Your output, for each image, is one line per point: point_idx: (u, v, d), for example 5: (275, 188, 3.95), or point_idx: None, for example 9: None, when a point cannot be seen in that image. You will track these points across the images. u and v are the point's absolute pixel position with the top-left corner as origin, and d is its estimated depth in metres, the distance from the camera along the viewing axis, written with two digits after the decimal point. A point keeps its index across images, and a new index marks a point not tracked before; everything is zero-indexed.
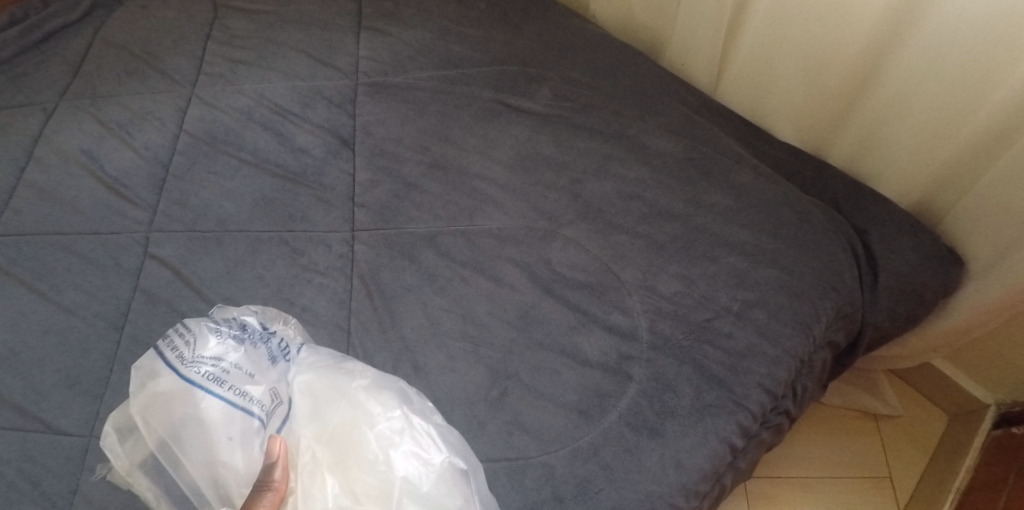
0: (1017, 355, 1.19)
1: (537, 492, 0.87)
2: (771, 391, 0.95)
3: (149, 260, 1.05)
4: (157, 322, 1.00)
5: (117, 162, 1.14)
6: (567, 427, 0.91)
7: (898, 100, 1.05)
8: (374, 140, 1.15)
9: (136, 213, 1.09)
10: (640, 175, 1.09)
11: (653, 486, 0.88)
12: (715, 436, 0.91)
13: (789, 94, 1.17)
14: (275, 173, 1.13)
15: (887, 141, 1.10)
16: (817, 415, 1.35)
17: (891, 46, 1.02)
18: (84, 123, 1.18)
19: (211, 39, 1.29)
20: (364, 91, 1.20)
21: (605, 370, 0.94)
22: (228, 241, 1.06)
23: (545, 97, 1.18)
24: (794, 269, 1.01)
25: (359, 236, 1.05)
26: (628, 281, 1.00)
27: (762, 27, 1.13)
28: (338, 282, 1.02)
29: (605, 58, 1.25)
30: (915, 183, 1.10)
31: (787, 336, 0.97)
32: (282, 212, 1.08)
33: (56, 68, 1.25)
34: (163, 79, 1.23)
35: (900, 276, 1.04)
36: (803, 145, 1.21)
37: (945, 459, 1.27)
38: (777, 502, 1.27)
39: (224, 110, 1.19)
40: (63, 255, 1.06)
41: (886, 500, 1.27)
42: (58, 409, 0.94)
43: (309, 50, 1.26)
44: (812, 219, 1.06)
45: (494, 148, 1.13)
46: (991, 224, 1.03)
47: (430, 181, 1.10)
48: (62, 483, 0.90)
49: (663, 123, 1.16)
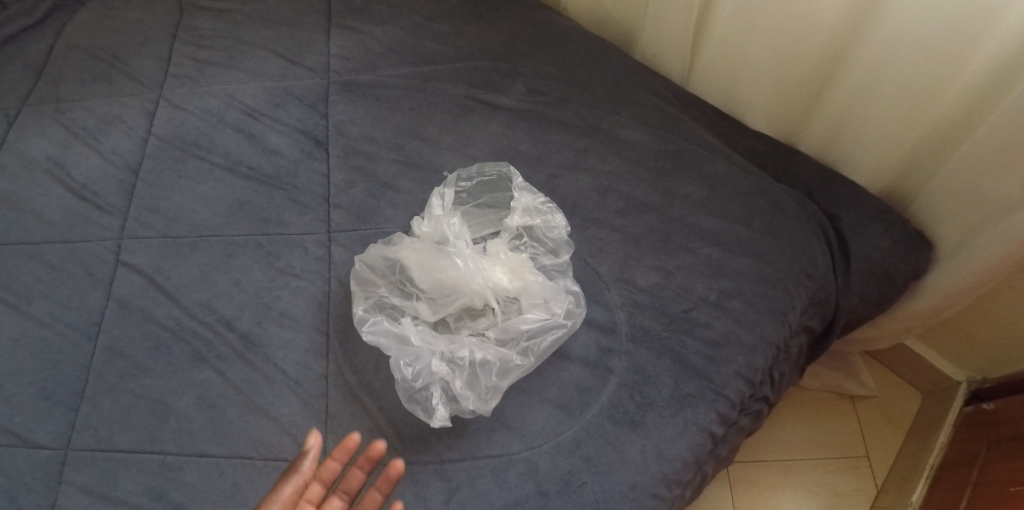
0: (987, 332, 1.21)
1: (521, 488, 0.88)
2: (749, 379, 0.96)
3: (121, 268, 1.03)
4: (131, 331, 0.98)
5: (85, 168, 1.12)
6: (549, 422, 0.91)
7: (865, 86, 1.06)
8: (347, 139, 1.14)
9: (107, 220, 1.07)
10: (615, 169, 1.10)
11: (636, 477, 0.89)
12: (696, 426, 0.92)
13: (758, 83, 1.17)
14: (248, 175, 1.11)
15: (856, 128, 1.11)
16: (795, 399, 1.37)
17: (857, 32, 1.03)
18: (50, 129, 1.15)
19: (178, 40, 1.27)
20: (336, 90, 1.19)
21: (585, 364, 0.95)
22: (202, 246, 1.05)
23: (519, 93, 1.18)
24: (769, 257, 1.03)
25: (335, 238, 1.05)
26: (606, 275, 1.01)
27: (729, 18, 1.13)
28: (315, 285, 1.01)
29: (579, 50, 1.25)
30: (885, 168, 1.11)
31: (763, 324, 0.98)
32: (257, 215, 1.07)
33: (17, 73, 1.23)
34: (130, 82, 1.21)
35: (871, 261, 1.05)
36: (774, 133, 1.22)
37: (920, 436, 1.30)
38: (759, 486, 1.30)
39: (193, 112, 1.17)
40: (32, 266, 1.04)
41: (864, 479, 1.30)
42: (34, 422, 0.93)
43: (278, 49, 1.24)
44: (786, 207, 1.07)
45: (469, 145, 1.13)
46: (959, 206, 1.05)
47: (406, 179, 1.10)
48: (40, 497, 0.89)
49: (637, 114, 1.16)
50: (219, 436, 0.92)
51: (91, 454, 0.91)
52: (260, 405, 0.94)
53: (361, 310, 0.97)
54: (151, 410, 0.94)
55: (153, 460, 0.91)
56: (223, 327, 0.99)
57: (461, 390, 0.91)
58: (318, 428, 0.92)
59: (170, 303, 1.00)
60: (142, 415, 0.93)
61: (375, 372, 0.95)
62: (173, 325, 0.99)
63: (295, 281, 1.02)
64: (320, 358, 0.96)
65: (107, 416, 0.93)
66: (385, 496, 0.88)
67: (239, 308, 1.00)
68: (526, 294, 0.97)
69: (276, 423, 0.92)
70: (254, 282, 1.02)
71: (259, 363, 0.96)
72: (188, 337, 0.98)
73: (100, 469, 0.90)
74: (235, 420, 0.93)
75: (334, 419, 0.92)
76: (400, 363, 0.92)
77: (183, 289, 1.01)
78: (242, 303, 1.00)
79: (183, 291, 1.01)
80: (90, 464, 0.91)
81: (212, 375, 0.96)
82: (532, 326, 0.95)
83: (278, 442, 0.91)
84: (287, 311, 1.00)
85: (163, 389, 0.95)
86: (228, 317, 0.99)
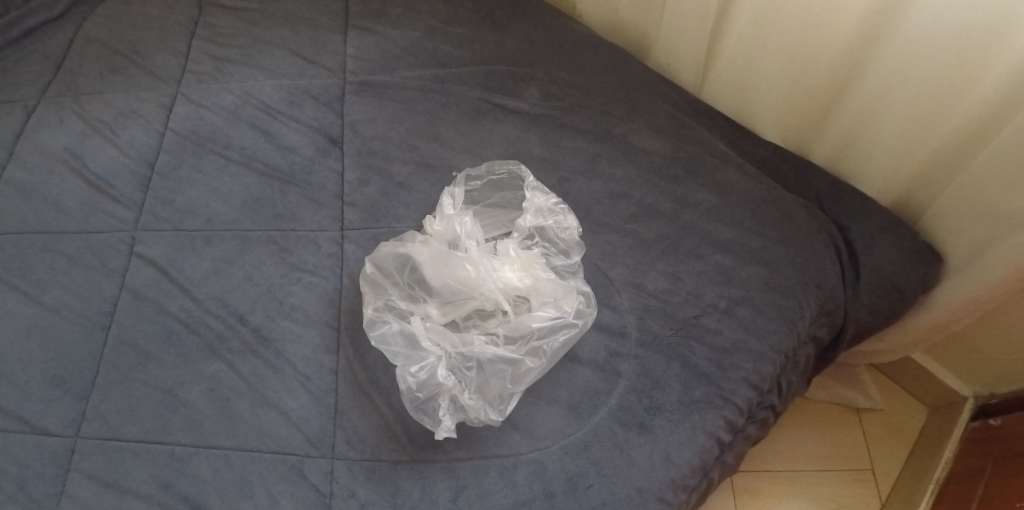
0: (994, 348, 1.22)
1: (528, 488, 0.88)
2: (757, 386, 0.96)
3: (135, 260, 1.04)
4: (143, 322, 0.99)
5: (101, 160, 1.13)
6: (558, 423, 0.92)
7: (878, 99, 1.07)
8: (362, 139, 1.15)
9: (122, 212, 1.08)
10: (627, 175, 1.10)
11: (643, 480, 0.89)
12: (703, 432, 0.93)
13: (771, 93, 1.18)
14: (264, 171, 1.12)
15: (868, 140, 1.12)
16: (800, 409, 1.37)
17: (871, 46, 1.04)
18: (68, 121, 1.17)
19: (197, 37, 1.28)
20: (352, 90, 1.20)
21: (594, 367, 0.95)
22: (216, 240, 1.06)
23: (533, 97, 1.19)
24: (779, 266, 1.03)
25: (348, 235, 1.05)
26: (617, 279, 1.02)
27: (744, 28, 1.14)
28: (327, 281, 1.02)
29: (593, 56, 1.25)
30: (896, 180, 1.12)
31: (772, 332, 0.99)
32: (271, 211, 1.08)
33: (37, 66, 1.24)
34: (148, 77, 1.22)
35: (880, 272, 1.06)
36: (786, 143, 1.23)
37: (924, 451, 1.30)
38: (763, 496, 1.30)
39: (210, 108, 1.18)
40: (47, 255, 1.05)
41: (869, 492, 1.30)
42: (44, 409, 0.94)
43: (295, 48, 1.25)
44: (796, 216, 1.07)
45: (482, 147, 1.14)
46: (970, 221, 1.05)
47: (419, 180, 1.11)
48: (48, 485, 0.89)
49: (650, 121, 1.17)
50: (228, 429, 0.92)
51: (100, 443, 0.91)
52: (270, 398, 0.94)
53: (369, 310, 0.97)
54: (161, 400, 0.94)
55: (161, 450, 0.91)
56: (234, 321, 0.99)
57: (469, 401, 0.90)
58: (327, 422, 0.92)
59: (182, 295, 1.01)
60: (152, 405, 0.94)
61: (385, 369, 0.95)
62: (185, 317, 0.99)
63: (307, 277, 1.02)
64: (330, 354, 0.97)
65: (116, 406, 0.94)
66: (393, 493, 0.88)
67: (251, 302, 1.01)
68: (535, 295, 0.97)
69: (285, 416, 0.93)
70: (267, 278, 1.02)
71: (270, 357, 0.97)
72: (200, 329, 0.99)
73: (108, 457, 0.91)
74: (244, 413, 0.93)
75: (343, 415, 0.93)
76: (407, 370, 0.92)
77: (196, 282, 1.02)
78: (254, 298, 1.01)
79: (196, 284, 1.02)
80: (100, 452, 0.91)
81: (222, 368, 0.96)
82: (542, 327, 0.95)
83: (287, 436, 0.92)
84: (298, 306, 1.00)
85: (173, 380, 0.95)
86: (240, 311, 1.00)
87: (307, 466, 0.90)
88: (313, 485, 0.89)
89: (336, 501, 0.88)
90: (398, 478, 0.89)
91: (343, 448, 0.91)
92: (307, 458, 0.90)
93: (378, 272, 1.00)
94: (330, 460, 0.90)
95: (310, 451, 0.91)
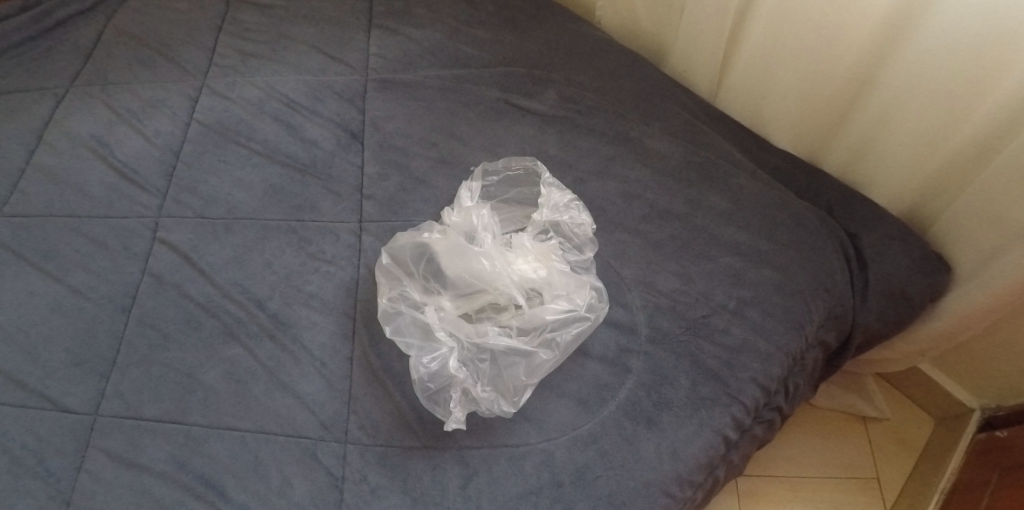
0: (1003, 360, 1.22)
1: (536, 478, 0.90)
2: (764, 386, 0.98)
3: (157, 245, 1.07)
4: (164, 305, 1.01)
5: (127, 148, 1.16)
6: (568, 416, 0.93)
7: (890, 110, 1.09)
8: (382, 134, 1.17)
9: (146, 199, 1.11)
10: (641, 176, 1.12)
11: (650, 474, 0.91)
12: (710, 428, 0.94)
13: (785, 102, 1.19)
14: (286, 162, 1.15)
15: (880, 151, 1.13)
16: (806, 416, 1.38)
17: (886, 58, 1.05)
18: (95, 110, 1.19)
19: (223, 32, 1.31)
20: (374, 87, 1.23)
21: (605, 363, 0.97)
22: (237, 228, 1.08)
23: (551, 98, 1.21)
24: (789, 270, 1.04)
25: (366, 227, 1.08)
26: (628, 278, 1.03)
27: (760, 37, 1.16)
28: (344, 271, 1.04)
29: (611, 59, 1.28)
30: (907, 189, 1.13)
31: (781, 334, 1.00)
32: (292, 202, 1.11)
33: (67, 54, 1.27)
34: (175, 69, 1.25)
35: (889, 280, 1.07)
36: (798, 152, 1.24)
37: (931, 461, 1.30)
38: (768, 500, 1.31)
39: (235, 101, 1.21)
40: (71, 237, 1.07)
41: (875, 501, 1.30)
42: (64, 387, 0.96)
43: (320, 45, 1.28)
44: (807, 222, 1.09)
45: (500, 146, 1.16)
46: (980, 232, 1.07)
47: (437, 176, 1.13)
48: (66, 461, 0.91)
49: (664, 125, 1.19)
50: (244, 411, 0.94)
51: (119, 421, 0.93)
52: (285, 382, 0.96)
53: (384, 300, 0.98)
54: (178, 382, 0.96)
55: (178, 430, 0.93)
56: (253, 306, 1.01)
57: (481, 393, 0.92)
58: (341, 407, 0.94)
59: (203, 280, 1.03)
60: (169, 387, 0.96)
61: (398, 359, 0.97)
62: (205, 301, 1.02)
63: (325, 266, 1.05)
64: (345, 342, 0.99)
65: (135, 386, 0.96)
66: (403, 478, 0.90)
67: (270, 289, 1.03)
68: (548, 288, 0.99)
69: (300, 400, 0.95)
70: (286, 266, 1.05)
71: (286, 342, 0.99)
72: (219, 313, 1.01)
73: (126, 435, 0.93)
74: (260, 396, 0.95)
75: (357, 401, 0.94)
76: (420, 360, 0.93)
77: (217, 268, 1.04)
78: (272, 285, 1.03)
79: (217, 270, 1.04)
80: (118, 430, 0.93)
81: (240, 352, 0.98)
82: (555, 320, 0.96)
83: (302, 420, 0.93)
84: (315, 294, 1.02)
85: (192, 362, 0.97)
86: (259, 297, 1.02)
87: (320, 449, 0.92)
88: (325, 467, 0.91)
89: (348, 484, 0.90)
90: (409, 464, 0.91)
91: (356, 433, 0.93)
92: (320, 442, 0.92)
93: (394, 263, 1.02)
94: (342, 444, 0.92)
95: (324, 435, 0.93)
